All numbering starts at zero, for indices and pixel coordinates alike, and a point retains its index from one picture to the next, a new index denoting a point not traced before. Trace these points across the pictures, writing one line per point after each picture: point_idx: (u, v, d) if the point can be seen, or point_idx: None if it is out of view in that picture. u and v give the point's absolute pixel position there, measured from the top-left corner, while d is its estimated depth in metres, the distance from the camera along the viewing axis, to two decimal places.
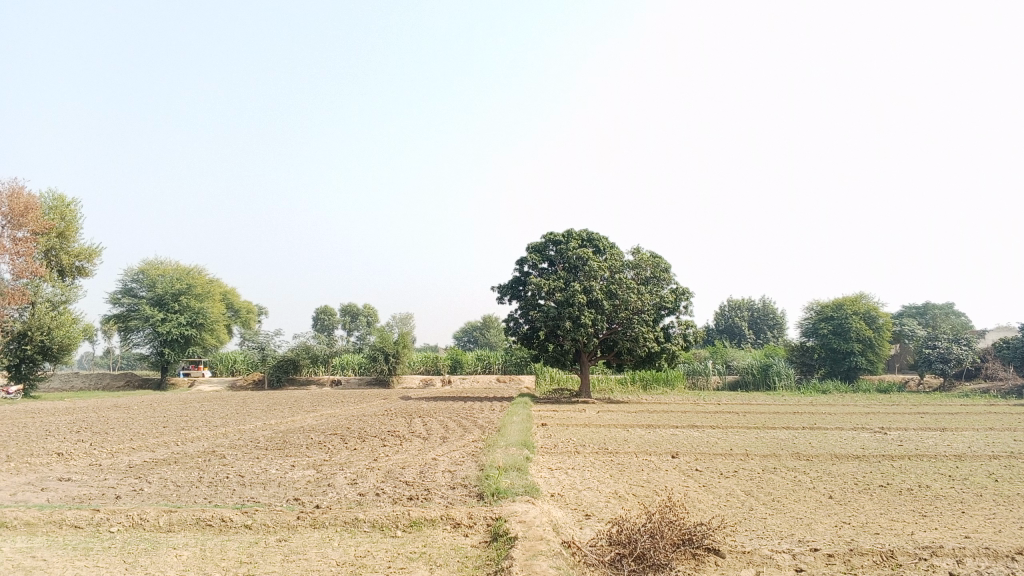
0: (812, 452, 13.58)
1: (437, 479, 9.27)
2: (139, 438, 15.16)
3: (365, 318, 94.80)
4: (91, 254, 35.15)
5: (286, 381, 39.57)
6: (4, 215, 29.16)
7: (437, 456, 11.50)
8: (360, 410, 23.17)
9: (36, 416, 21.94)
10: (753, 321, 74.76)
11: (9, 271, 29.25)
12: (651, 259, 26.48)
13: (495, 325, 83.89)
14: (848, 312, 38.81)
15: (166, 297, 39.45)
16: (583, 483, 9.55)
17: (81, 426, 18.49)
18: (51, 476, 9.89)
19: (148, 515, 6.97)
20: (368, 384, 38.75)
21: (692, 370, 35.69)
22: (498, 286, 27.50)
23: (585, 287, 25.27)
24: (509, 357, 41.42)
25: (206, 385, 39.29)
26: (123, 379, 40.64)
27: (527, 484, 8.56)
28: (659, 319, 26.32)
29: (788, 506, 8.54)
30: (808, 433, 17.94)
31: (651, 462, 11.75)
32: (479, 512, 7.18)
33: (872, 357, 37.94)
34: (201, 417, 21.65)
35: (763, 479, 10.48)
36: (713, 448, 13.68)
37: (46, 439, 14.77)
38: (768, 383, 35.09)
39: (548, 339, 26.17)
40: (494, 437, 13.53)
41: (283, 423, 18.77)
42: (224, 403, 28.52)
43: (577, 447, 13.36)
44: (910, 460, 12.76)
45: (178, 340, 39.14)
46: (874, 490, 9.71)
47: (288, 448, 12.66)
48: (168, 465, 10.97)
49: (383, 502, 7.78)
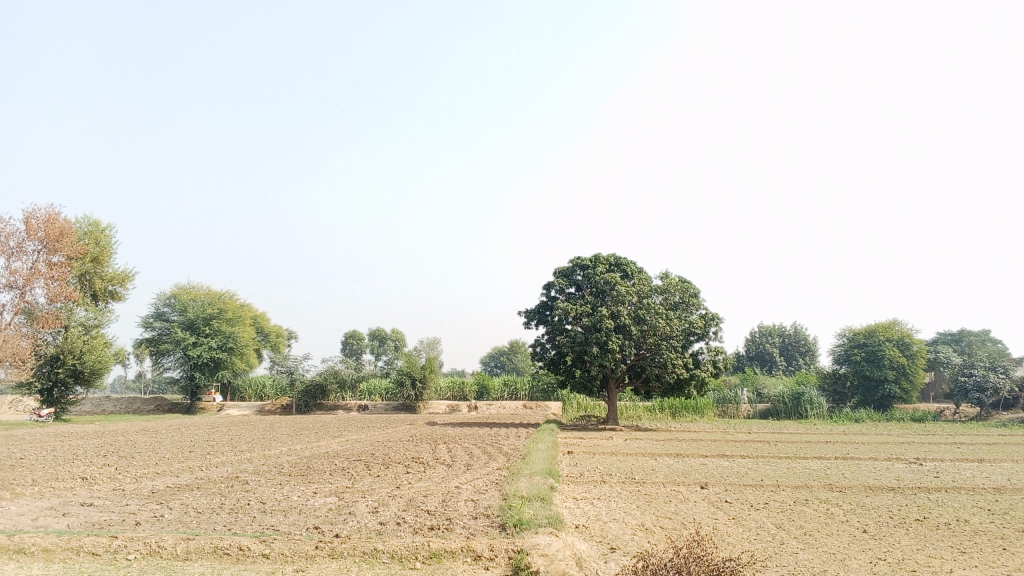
0: (846, 483, 13.23)
1: (459, 509, 9.12)
2: (165, 463, 15.18)
3: (394, 343, 95.03)
4: (124, 278, 35.57)
5: (314, 406, 39.64)
6: (39, 240, 29.58)
7: (460, 484, 11.36)
8: (386, 436, 23.08)
9: (65, 439, 22.12)
10: (784, 348, 73.82)
11: (44, 295, 29.61)
12: (679, 284, 26.21)
13: (522, 350, 83.62)
14: (881, 339, 38.15)
15: (197, 321, 39.94)
16: (609, 514, 9.35)
17: (109, 450, 18.56)
18: (75, 500, 9.88)
19: (166, 542, 6.89)
20: (395, 410, 38.69)
21: (722, 397, 35.21)
22: (525, 311, 27.38)
23: (613, 313, 25.06)
24: (536, 383, 41.17)
25: (234, 409, 39.45)
26: (153, 403, 40.97)
27: (550, 515, 8.38)
28: (688, 345, 26.01)
29: (821, 541, 8.28)
30: (842, 463, 17.51)
31: (679, 492, 11.51)
32: (500, 543, 7.02)
33: (906, 385, 37.21)
34: (227, 442, 21.69)
35: (795, 511, 10.20)
36: (743, 479, 13.37)
37: (73, 463, 14.84)
38: (800, 411, 34.49)
39: (575, 364, 25.97)
40: (519, 465, 13.34)
41: (309, 449, 18.72)
42: (251, 427, 28.60)
43: (604, 476, 13.14)
44: (948, 492, 12.37)
45: (208, 365, 39.42)
46: (910, 524, 9.40)
47: (311, 474, 12.58)
48: (191, 490, 10.93)
49: (404, 532, 7.65)
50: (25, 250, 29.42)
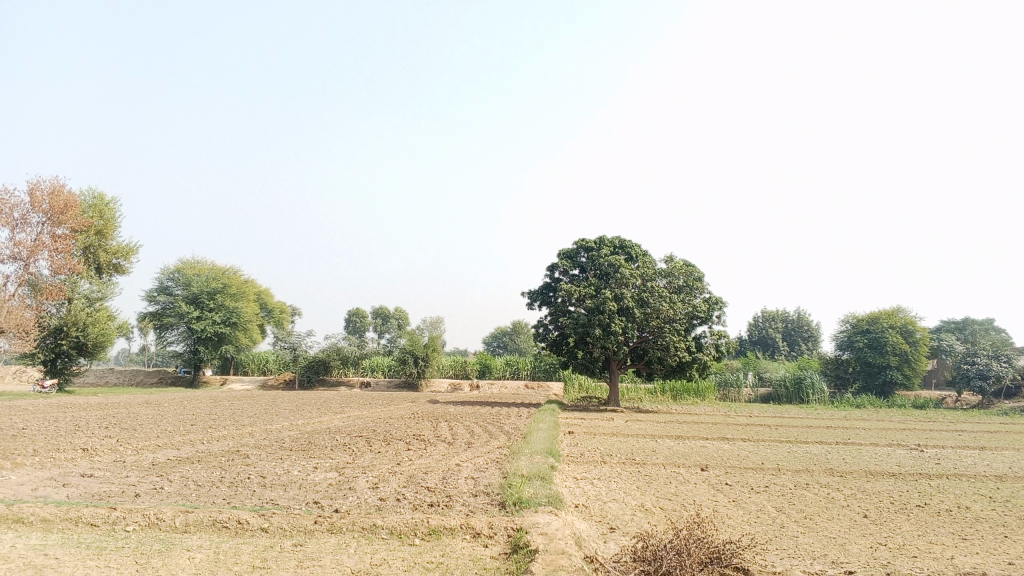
0: (846, 468, 13.19)
1: (458, 486, 9.11)
2: (167, 435, 15.19)
3: (397, 321, 95.13)
4: (128, 252, 35.58)
5: (317, 381, 39.75)
6: (44, 212, 29.56)
7: (461, 462, 11.34)
8: (388, 413, 23.12)
9: (68, 410, 22.18)
10: (787, 333, 73.80)
11: (48, 267, 29.60)
12: (684, 267, 26.13)
13: (525, 331, 83.69)
14: (884, 325, 38.08)
15: (201, 296, 39.91)
16: (609, 495, 9.33)
17: (111, 422, 18.60)
18: (75, 471, 9.88)
19: (165, 515, 6.88)
20: (397, 387, 38.77)
21: (724, 381, 35.19)
22: (528, 291, 27.34)
23: (616, 295, 24.99)
24: (538, 363, 41.19)
25: (237, 384, 39.56)
26: (156, 376, 41.09)
27: (550, 494, 8.36)
28: (691, 329, 25.96)
29: (821, 524, 8.26)
30: (842, 449, 17.50)
31: (680, 474, 11.48)
32: (500, 521, 6.99)
33: (908, 372, 37.14)
34: (229, 416, 21.72)
35: (795, 495, 10.17)
36: (744, 462, 13.36)
37: (75, 433, 14.86)
38: (801, 396, 34.47)
39: (577, 346, 25.93)
40: (519, 445, 13.33)
41: (310, 424, 18.75)
42: (253, 402, 28.64)
43: (604, 457, 13.12)
44: (948, 479, 12.32)
45: (211, 339, 39.49)
46: (911, 510, 9.36)
47: (312, 450, 12.60)
48: (191, 463, 10.92)
49: (404, 508, 7.63)
50: (29, 222, 29.39)
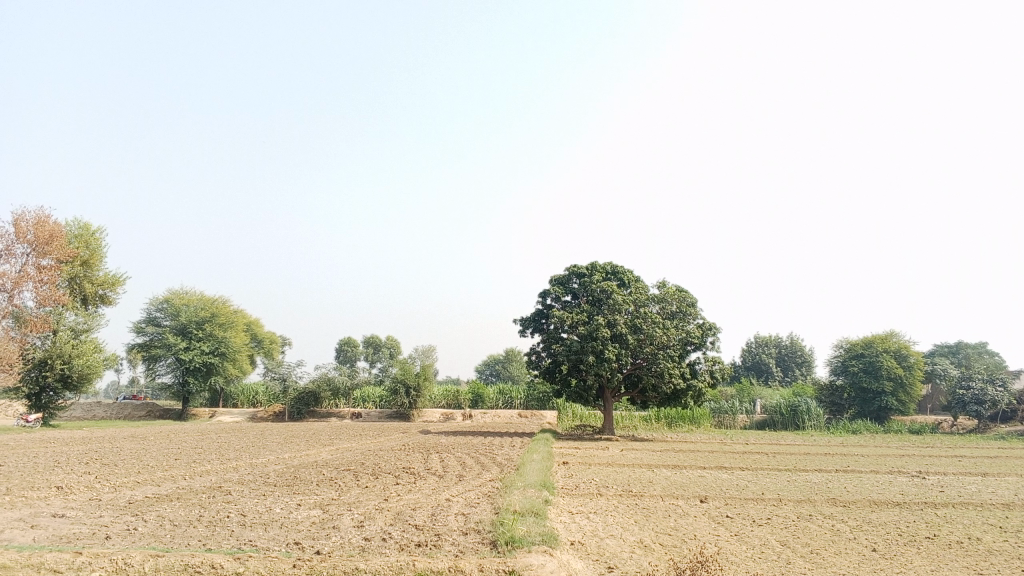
0: (850, 498, 12.80)
1: (448, 523, 8.69)
2: (148, 471, 14.71)
3: (388, 350, 94.50)
4: (114, 283, 35.12)
5: (307, 413, 39.19)
6: (28, 243, 29.12)
7: (451, 496, 10.92)
8: (378, 444, 22.63)
9: (49, 446, 21.64)
10: (781, 358, 73.56)
11: (32, 299, 29.10)
12: (677, 293, 25.82)
13: (518, 359, 83.17)
14: (879, 350, 37.79)
15: (189, 326, 39.41)
16: (606, 530, 8.93)
17: (92, 457, 18.06)
18: (46, 511, 9.43)
19: (134, 559, 6.45)
20: (388, 418, 38.21)
21: (718, 408, 34.78)
22: (520, 318, 26.99)
23: (610, 321, 24.67)
24: (531, 392, 40.71)
25: (227, 416, 38.95)
26: (144, 409, 40.47)
27: (544, 531, 7.95)
28: (685, 355, 25.63)
29: (829, 560, 7.87)
30: (843, 477, 17.10)
31: (678, 506, 11.09)
32: (491, 563, 6.58)
33: (904, 397, 36.85)
34: (215, 450, 21.22)
35: (799, 527, 9.80)
36: (744, 493, 12.96)
37: (53, 470, 14.38)
38: (797, 422, 34.09)
39: (570, 373, 25.55)
40: (512, 477, 12.92)
41: (297, 458, 18.29)
42: (241, 435, 28.07)
43: (600, 489, 12.70)
44: (955, 508, 11.95)
45: (200, 369, 38.93)
46: (921, 543, 8.97)
47: (297, 485, 12.15)
48: (170, 501, 10.48)
49: (389, 549, 7.24)
50: (14, 253, 28.96)
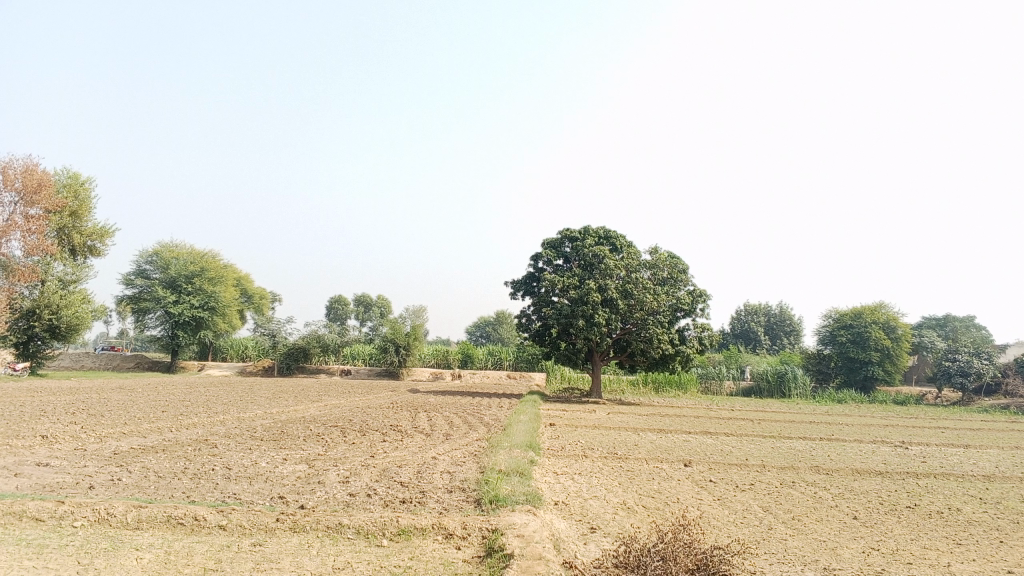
0: (833, 466, 12.89)
1: (433, 481, 8.71)
2: (135, 422, 14.70)
3: (379, 309, 94.52)
4: (103, 234, 34.86)
5: (296, 368, 39.23)
6: (16, 192, 28.79)
7: (437, 454, 10.93)
8: (366, 401, 22.67)
9: (36, 395, 21.59)
10: (769, 327, 73.91)
11: (20, 248, 28.85)
12: (668, 259, 25.80)
13: (508, 321, 83.34)
14: (867, 321, 37.96)
15: (179, 280, 39.21)
16: (590, 491, 8.96)
17: (79, 407, 18.03)
18: (30, 460, 9.40)
19: (116, 510, 6.43)
20: (377, 376, 38.30)
21: (706, 374, 34.98)
22: (511, 281, 26.94)
23: (600, 286, 24.65)
24: (520, 353, 40.82)
25: (216, 370, 38.95)
26: (133, 361, 40.43)
27: (529, 491, 7.97)
28: (675, 321, 25.68)
29: (810, 526, 7.93)
30: (827, 445, 17.24)
31: (662, 470, 11.14)
32: (474, 521, 6.59)
33: (890, 368, 37.06)
34: (203, 403, 21.20)
35: (781, 493, 9.86)
36: (729, 458, 13.05)
37: (39, 419, 14.35)
38: (783, 390, 34.33)
39: (559, 336, 25.59)
40: (499, 437, 12.96)
41: (285, 413, 18.31)
42: (229, 389, 28.08)
43: (586, 451, 12.76)
44: (937, 479, 12.05)
45: (190, 323, 38.83)
46: (901, 512, 9.05)
47: (284, 440, 12.17)
48: (156, 453, 10.47)
49: (373, 505, 7.25)
50: (2, 202, 28.62)
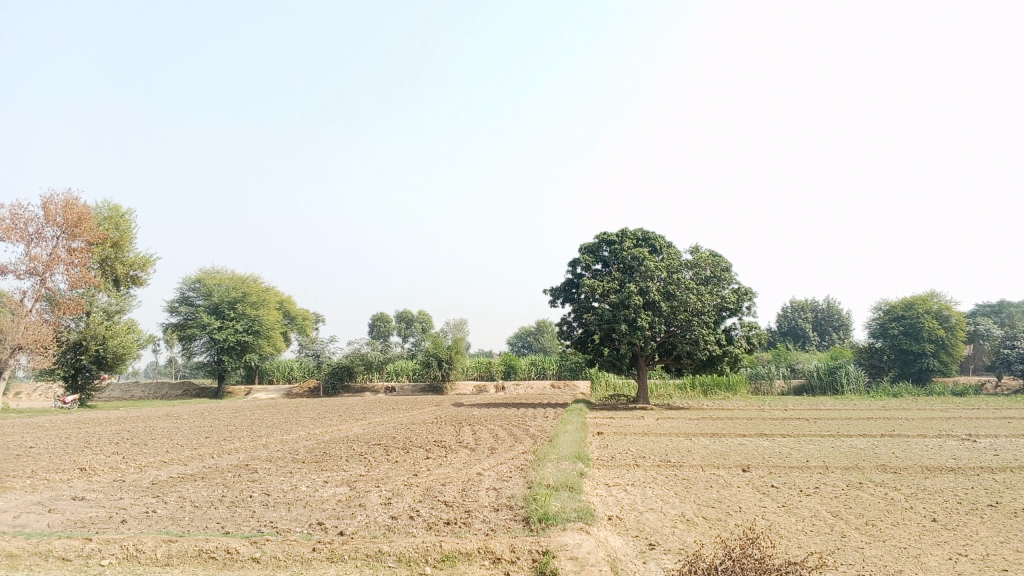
0: (899, 464, 12.18)
1: (479, 499, 8.30)
2: (176, 450, 14.51)
3: (421, 325, 94.54)
4: (144, 263, 35.15)
5: (341, 388, 39.09)
6: (58, 226, 29.03)
7: (482, 470, 10.49)
8: (411, 418, 22.36)
9: (84, 426, 21.61)
10: (818, 322, 72.43)
11: (65, 281, 29.05)
12: (710, 258, 25.15)
13: (550, 330, 82.90)
14: (919, 311, 36.79)
15: (222, 305, 39.35)
16: (645, 503, 8.47)
17: (123, 437, 17.93)
18: (66, 494, 9.18)
19: (145, 545, 6.11)
20: (422, 391, 38.03)
21: (755, 374, 34.16)
22: (550, 288, 26.49)
23: (642, 289, 24.06)
24: (564, 362, 40.34)
25: (262, 393, 39.03)
26: (181, 388, 40.66)
27: (580, 506, 7.47)
28: (720, 321, 25.00)
29: (887, 532, 7.34)
30: (890, 442, 16.43)
31: (720, 476, 10.58)
32: (523, 543, 6.13)
33: (946, 359, 35.86)
34: (247, 427, 21.00)
35: (850, 496, 9.26)
36: (788, 460, 12.41)
37: (82, 451, 14.20)
38: (835, 387, 33.35)
39: (603, 343, 25.04)
40: (545, 449, 12.49)
41: (328, 433, 18.00)
42: (274, 412, 27.95)
43: (637, 459, 12.24)
44: (1014, 473, 11.32)
45: (235, 348, 38.94)
46: (984, 511, 8.40)
47: (326, 462, 11.84)
48: (195, 481, 10.20)
49: (416, 528, 6.85)
50: (44, 236, 28.90)
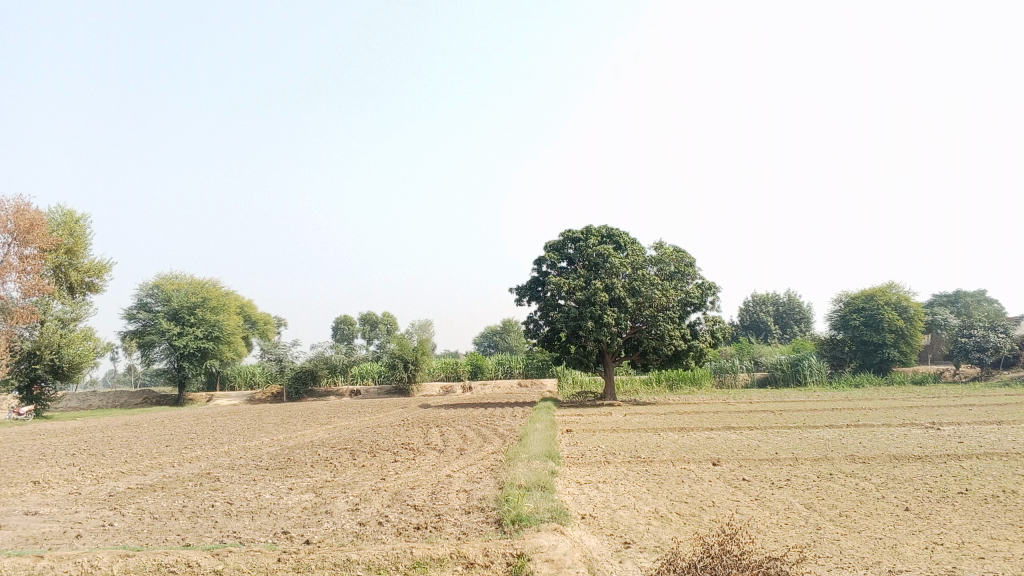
0: (868, 453, 12.21)
1: (450, 501, 8.11)
2: (135, 460, 14.10)
3: (385, 326, 93.83)
4: (100, 270, 34.34)
5: (305, 392, 38.59)
6: (9, 233, 28.21)
7: (452, 472, 10.30)
8: (377, 420, 22.07)
9: (38, 438, 20.97)
10: (779, 316, 73.26)
11: (17, 289, 28.23)
12: (674, 253, 25.18)
13: (515, 329, 82.81)
14: (879, 303, 37.25)
15: (182, 311, 38.61)
16: (618, 501, 8.33)
17: (80, 448, 17.42)
18: (19, 509, 8.82)
19: (101, 561, 5.84)
20: (388, 393, 37.67)
21: (720, 368, 34.30)
22: (516, 287, 26.34)
23: (607, 285, 24.02)
24: (530, 361, 40.22)
25: (224, 399, 38.35)
26: (140, 396, 39.82)
27: (553, 507, 7.31)
28: (685, 316, 25.06)
29: (862, 523, 7.30)
30: (856, 431, 16.53)
31: (692, 471, 10.49)
32: (496, 546, 5.95)
33: (905, 348, 36.42)
34: (209, 434, 20.54)
35: (822, 488, 9.23)
36: (757, 453, 12.39)
37: (36, 464, 13.74)
38: (799, 378, 33.63)
39: (569, 340, 24.95)
40: (514, 449, 12.31)
41: (292, 439, 17.65)
42: (237, 418, 27.43)
43: (607, 456, 12.13)
44: (980, 459, 11.41)
45: (195, 354, 38.21)
46: (955, 499, 8.41)
47: (290, 468, 11.57)
48: (154, 491, 9.87)
49: (385, 534, 6.64)
50: None
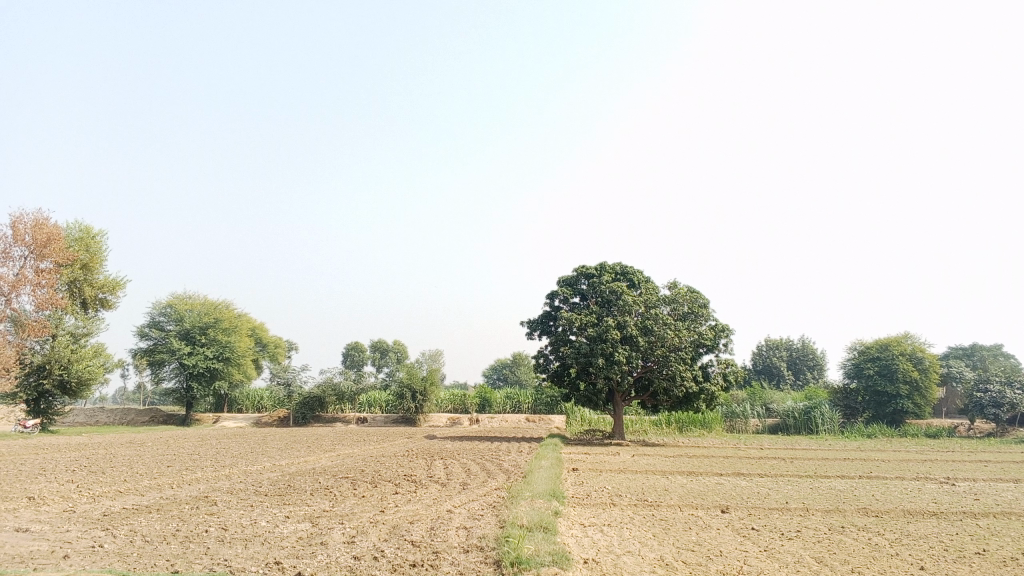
0: (881, 507, 11.90)
1: (448, 538, 7.88)
2: (134, 479, 13.93)
3: (395, 355, 93.56)
4: (114, 286, 34.42)
5: (312, 418, 38.38)
6: (26, 246, 28.36)
7: (453, 507, 10.08)
8: (382, 450, 21.85)
9: (41, 452, 20.86)
10: (792, 361, 72.51)
11: (30, 303, 28.29)
12: (688, 293, 24.96)
13: (525, 363, 82.38)
14: (894, 353, 36.83)
15: (193, 331, 38.62)
16: (622, 546, 8.07)
17: (81, 465, 17.26)
18: (11, 525, 8.66)
19: None
20: (394, 423, 37.40)
21: (730, 412, 33.87)
22: (528, 321, 26.18)
23: (619, 323, 23.82)
24: (539, 396, 39.91)
25: (230, 422, 38.18)
26: (148, 415, 39.72)
27: (554, 549, 7.07)
28: (697, 358, 24.77)
29: None
30: (868, 484, 16.16)
31: (699, 518, 10.20)
32: None
33: (920, 401, 35.86)
34: (213, 457, 20.36)
35: (833, 541, 8.93)
36: (767, 501, 12.09)
37: (35, 479, 13.60)
38: (810, 426, 33.13)
39: (579, 377, 24.70)
40: (518, 486, 12.06)
41: (294, 465, 17.44)
42: (241, 441, 27.27)
43: (613, 498, 11.86)
44: (996, 518, 11.08)
45: (204, 374, 38.13)
46: (971, 559, 8.11)
47: (290, 495, 11.37)
48: (149, 513, 9.69)
49: (380, 570, 6.43)
50: (11, 256, 28.21)
